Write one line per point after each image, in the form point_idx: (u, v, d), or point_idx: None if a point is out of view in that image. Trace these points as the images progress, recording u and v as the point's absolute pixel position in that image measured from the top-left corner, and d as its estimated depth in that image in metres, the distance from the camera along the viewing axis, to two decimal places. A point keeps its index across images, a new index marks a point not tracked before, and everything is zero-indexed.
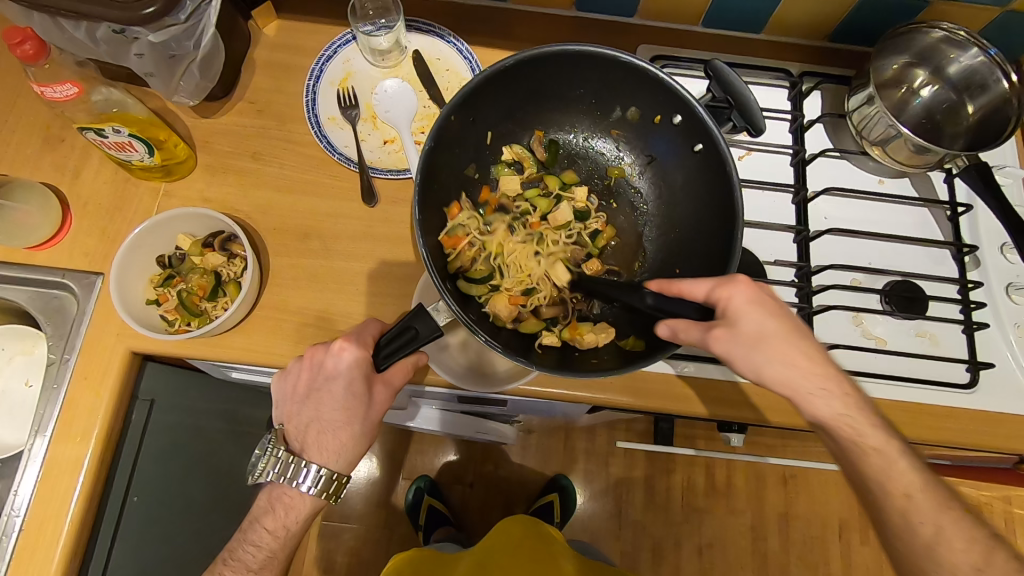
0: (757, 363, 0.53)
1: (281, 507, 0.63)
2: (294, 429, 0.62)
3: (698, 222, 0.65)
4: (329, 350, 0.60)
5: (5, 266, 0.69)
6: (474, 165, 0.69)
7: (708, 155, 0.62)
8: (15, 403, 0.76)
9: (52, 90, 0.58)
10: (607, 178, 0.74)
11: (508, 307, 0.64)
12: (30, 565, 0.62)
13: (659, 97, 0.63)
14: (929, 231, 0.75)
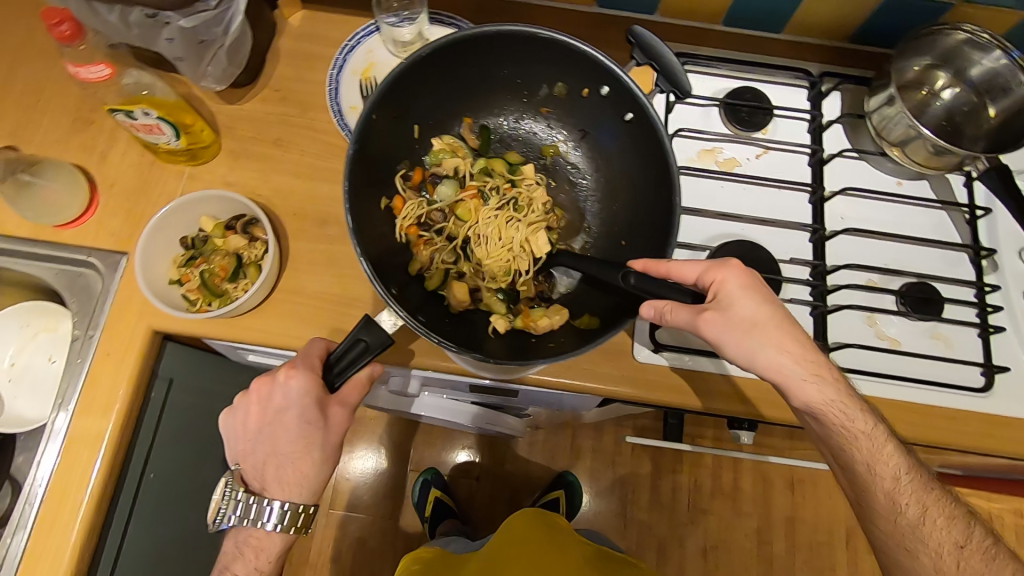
0: (752, 348, 0.55)
1: (250, 550, 0.66)
2: (254, 467, 0.64)
3: (642, 195, 0.68)
4: (274, 380, 0.61)
5: (29, 242, 0.70)
6: (407, 160, 0.71)
7: (639, 123, 0.66)
8: (38, 377, 0.78)
9: (87, 70, 0.60)
10: (541, 157, 0.76)
11: (459, 294, 0.67)
12: (49, 537, 0.63)
13: (586, 71, 0.66)
14: (946, 233, 0.75)
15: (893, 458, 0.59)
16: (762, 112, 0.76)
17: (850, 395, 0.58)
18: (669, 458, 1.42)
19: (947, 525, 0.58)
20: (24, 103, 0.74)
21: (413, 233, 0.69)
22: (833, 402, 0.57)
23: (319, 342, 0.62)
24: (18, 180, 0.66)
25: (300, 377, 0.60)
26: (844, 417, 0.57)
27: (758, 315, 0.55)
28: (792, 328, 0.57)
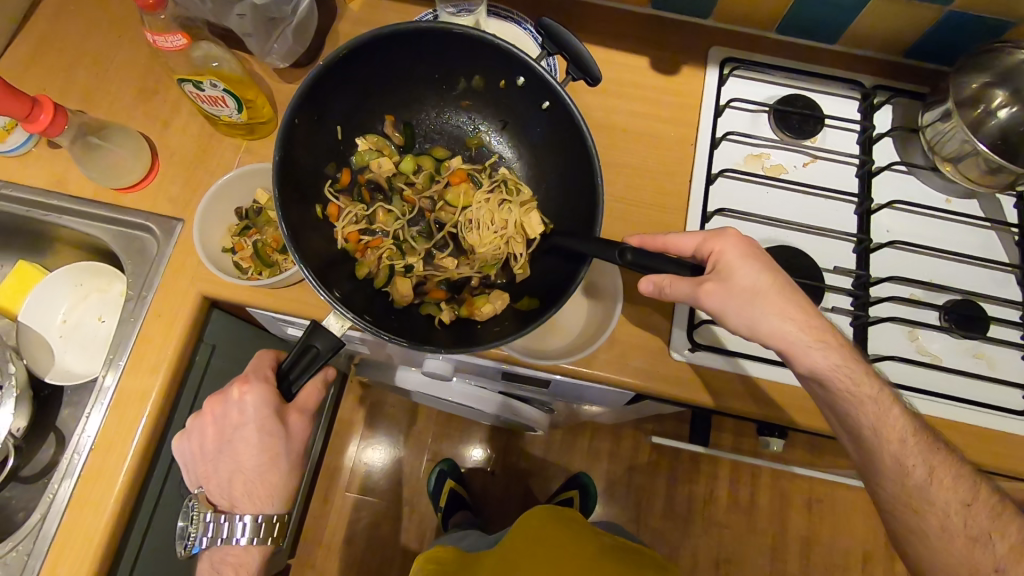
0: (753, 317, 0.56)
1: (229, 567, 0.68)
2: (218, 489, 0.66)
3: (568, 185, 0.69)
4: (226, 401, 0.63)
5: (92, 204, 0.73)
6: (334, 162, 0.69)
7: (557, 111, 0.66)
8: (88, 336, 0.81)
9: (164, 39, 0.61)
10: (467, 148, 0.76)
11: (401, 289, 0.66)
12: (96, 486, 0.65)
13: (498, 63, 0.66)
14: (994, 254, 0.74)
15: (898, 416, 0.58)
16: (813, 120, 0.76)
17: (853, 359, 0.58)
18: (686, 467, 1.41)
19: (959, 481, 0.57)
20: (92, 70, 0.76)
21: (354, 238, 0.69)
22: (836, 365, 0.57)
23: (264, 356, 0.65)
24: (88, 142, 0.69)
25: (253, 392, 0.62)
26: (848, 379, 0.57)
27: (757, 282, 0.56)
28: (795, 296, 0.57)
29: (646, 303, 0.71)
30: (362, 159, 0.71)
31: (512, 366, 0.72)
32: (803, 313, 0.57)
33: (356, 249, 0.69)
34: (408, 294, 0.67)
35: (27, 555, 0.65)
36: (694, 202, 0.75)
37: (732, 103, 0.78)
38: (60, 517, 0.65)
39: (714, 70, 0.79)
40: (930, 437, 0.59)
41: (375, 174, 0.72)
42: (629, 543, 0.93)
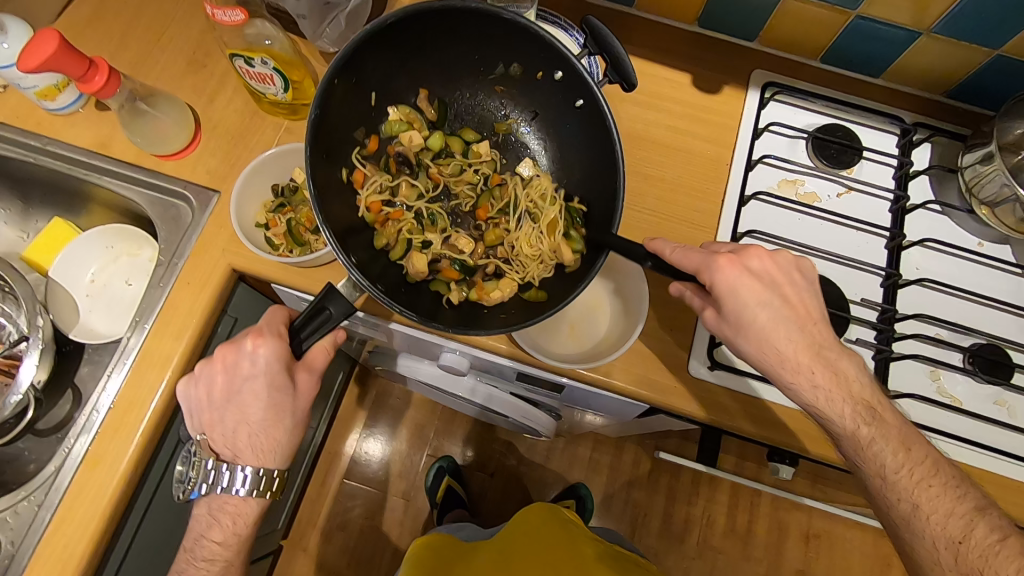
0: (740, 347, 0.58)
1: (224, 518, 0.68)
2: (220, 438, 0.65)
3: (590, 186, 0.70)
4: (239, 349, 0.61)
5: (133, 168, 0.75)
6: (363, 128, 0.68)
7: (590, 110, 0.66)
8: (114, 297, 0.82)
9: (223, 13, 0.63)
10: (493, 133, 0.76)
11: (417, 264, 0.66)
12: (111, 444, 0.66)
13: (543, 54, 0.65)
14: (1022, 301, 0.74)
15: (916, 464, 0.56)
16: (851, 151, 0.76)
17: (863, 396, 0.58)
18: (685, 488, 1.40)
19: (998, 546, 0.52)
20: (146, 38, 0.78)
21: (376, 208, 0.68)
22: (842, 403, 0.57)
23: (279, 311, 0.63)
24: (136, 107, 0.71)
25: (267, 345, 0.60)
26: (856, 420, 0.57)
27: (763, 315, 0.56)
28: (808, 326, 0.58)
29: (669, 317, 0.72)
30: (390, 128, 0.70)
31: (530, 368, 0.72)
32: (814, 345, 0.57)
33: (376, 220, 0.69)
34: (424, 269, 0.66)
35: (38, 506, 0.66)
36: (725, 222, 0.75)
37: (771, 127, 0.78)
38: (73, 473, 0.66)
39: (755, 93, 0.79)
40: (958, 490, 0.55)
41: (405, 148, 0.71)
42: (628, 553, 0.92)
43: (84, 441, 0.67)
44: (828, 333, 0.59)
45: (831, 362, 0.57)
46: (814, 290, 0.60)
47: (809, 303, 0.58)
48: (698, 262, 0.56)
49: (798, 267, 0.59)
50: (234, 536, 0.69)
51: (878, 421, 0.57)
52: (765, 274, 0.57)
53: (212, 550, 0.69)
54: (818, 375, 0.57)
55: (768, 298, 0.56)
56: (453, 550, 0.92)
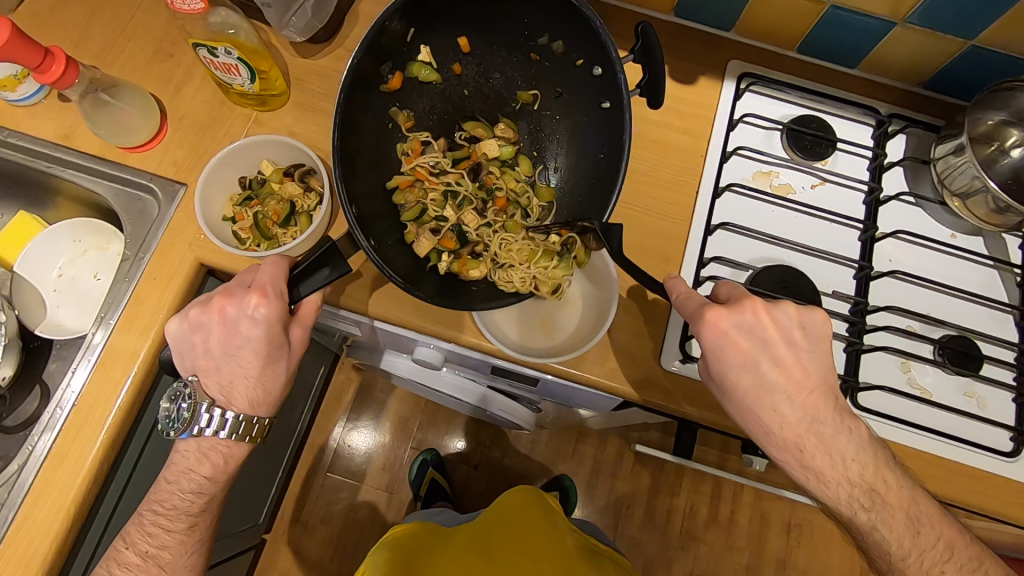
0: (735, 414, 0.59)
1: (215, 457, 0.66)
2: (215, 383, 0.63)
3: (586, 186, 0.67)
4: (239, 305, 0.58)
5: (97, 160, 0.73)
6: (389, 64, 0.63)
7: (614, 114, 0.63)
8: (82, 292, 0.82)
9: (182, 2, 0.61)
10: (512, 101, 0.71)
11: (420, 241, 0.65)
12: (77, 439, 0.66)
13: (591, 41, 0.61)
14: (994, 293, 0.74)
15: (925, 548, 0.57)
16: (825, 142, 0.76)
17: (863, 479, 0.57)
18: (669, 479, 1.41)
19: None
20: (110, 27, 0.76)
21: (409, 179, 0.68)
22: (837, 484, 0.58)
23: (279, 263, 0.58)
24: (99, 98, 0.69)
25: (270, 308, 0.57)
26: (854, 505, 0.58)
27: (747, 381, 0.57)
28: (802, 395, 0.57)
29: (644, 311, 0.71)
30: (416, 70, 0.66)
31: (502, 361, 0.72)
32: (806, 415, 0.57)
33: (402, 183, 0.67)
34: (427, 249, 0.66)
35: (3, 502, 0.65)
36: (698, 215, 0.75)
37: (746, 118, 0.77)
38: (37, 470, 0.65)
39: (730, 83, 0.79)
40: (972, 568, 0.58)
41: (480, 154, 0.71)
42: (602, 548, 0.92)
43: (49, 438, 0.66)
44: (829, 403, 0.57)
45: (824, 438, 0.57)
46: (821, 353, 0.58)
47: (808, 366, 0.57)
48: (691, 314, 0.58)
49: (801, 324, 0.57)
50: (223, 473, 0.67)
51: (878, 504, 0.57)
52: (751, 330, 0.57)
53: (200, 485, 0.67)
54: (807, 454, 0.57)
55: (755, 359, 0.56)
56: (429, 534, 0.90)
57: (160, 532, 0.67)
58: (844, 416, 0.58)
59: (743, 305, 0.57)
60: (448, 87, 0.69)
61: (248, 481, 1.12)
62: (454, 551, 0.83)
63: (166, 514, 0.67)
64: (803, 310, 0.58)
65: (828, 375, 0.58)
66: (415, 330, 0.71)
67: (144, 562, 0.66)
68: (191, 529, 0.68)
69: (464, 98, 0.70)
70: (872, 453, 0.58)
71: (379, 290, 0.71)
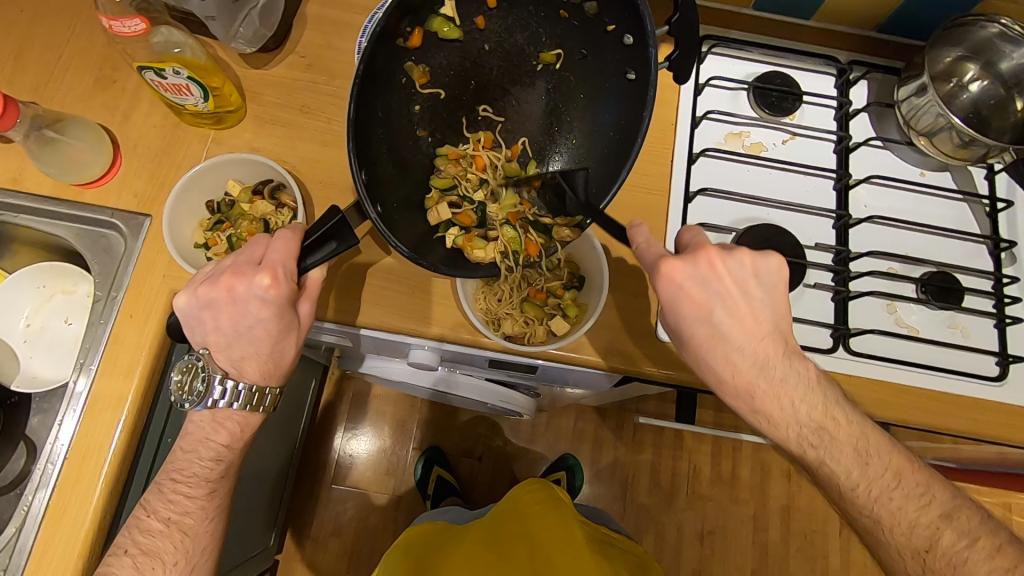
0: (697, 360, 0.58)
1: (231, 425, 0.64)
2: (225, 356, 0.60)
3: (597, 163, 0.62)
4: (249, 283, 0.55)
5: (52, 201, 0.70)
6: (410, 19, 0.57)
7: (638, 89, 0.59)
8: (55, 339, 0.79)
9: (121, 25, 0.58)
10: (533, 59, 0.64)
11: (439, 210, 0.65)
12: (73, 493, 0.63)
13: (626, 8, 0.55)
14: (966, 225, 0.76)
15: (872, 477, 0.56)
16: (791, 97, 0.76)
17: (812, 419, 0.57)
18: (670, 444, 1.43)
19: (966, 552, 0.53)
20: (43, 60, 0.72)
21: (454, 154, 0.67)
22: (787, 426, 0.58)
23: (289, 238, 0.56)
24: (44, 135, 0.65)
25: (281, 288, 0.55)
26: (806, 444, 0.58)
27: (700, 330, 0.56)
28: (753, 342, 0.56)
29: (634, 286, 0.71)
30: (437, 25, 0.59)
31: (501, 355, 0.71)
32: (758, 362, 0.57)
33: (450, 155, 0.67)
34: (443, 216, 0.65)
35: (7, 567, 0.64)
36: (676, 184, 0.75)
37: (711, 81, 0.77)
38: (37, 530, 0.63)
39: None
40: (923, 498, 0.56)
41: (520, 148, 0.68)
42: (614, 536, 0.90)
43: (46, 494, 0.64)
44: (779, 349, 0.57)
45: (775, 383, 0.57)
46: (773, 300, 0.57)
47: (760, 315, 0.56)
48: (650, 264, 0.56)
49: (755, 272, 0.56)
50: (241, 440, 0.66)
51: (826, 442, 0.57)
52: (705, 281, 0.55)
53: (218, 453, 0.64)
54: (758, 400, 0.57)
55: (708, 308, 0.55)
56: (444, 531, 0.91)
57: (182, 498, 0.64)
58: (793, 360, 0.57)
59: (698, 255, 0.56)
60: (469, 42, 0.62)
61: (251, 509, 1.09)
62: (467, 546, 0.83)
63: (186, 482, 0.64)
64: (757, 258, 0.56)
65: (782, 327, 0.57)
66: (404, 334, 0.70)
67: (167, 528, 0.63)
68: (211, 494, 0.66)
69: (484, 54, 0.64)
70: (823, 396, 0.58)
71: (365, 298, 0.69)
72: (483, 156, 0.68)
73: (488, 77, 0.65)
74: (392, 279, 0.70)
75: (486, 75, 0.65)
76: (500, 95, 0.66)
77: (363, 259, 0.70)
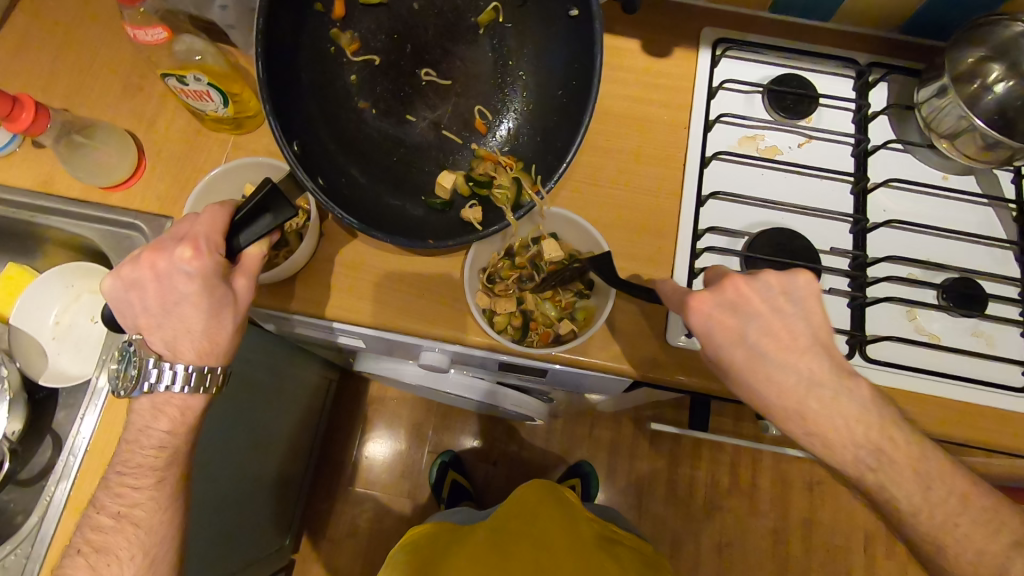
0: (749, 394, 0.55)
1: (171, 410, 0.63)
2: (158, 338, 0.59)
3: (553, 120, 0.65)
4: (170, 258, 0.56)
5: (79, 203, 0.72)
6: None
7: (584, 23, 0.60)
8: (81, 336, 0.82)
9: (144, 33, 0.61)
10: (470, 18, 0.66)
11: (443, 180, 0.64)
12: (89, 483, 0.67)
13: None
14: (991, 230, 0.73)
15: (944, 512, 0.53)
16: (807, 99, 0.75)
17: (868, 439, 0.53)
18: (687, 452, 1.41)
19: None
20: (75, 68, 0.75)
21: (489, 155, 0.66)
22: (844, 449, 0.54)
23: (215, 213, 0.57)
24: (73, 140, 0.68)
25: (202, 261, 0.55)
26: (861, 465, 0.54)
27: (739, 355, 0.54)
28: (794, 361, 0.53)
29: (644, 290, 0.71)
30: None
31: (510, 358, 0.72)
32: (809, 384, 0.53)
33: (487, 156, 0.66)
34: (449, 187, 0.64)
35: (27, 555, 0.66)
36: (688, 187, 0.74)
37: (725, 84, 0.76)
38: (58, 519, 0.66)
39: (706, 51, 0.78)
40: None
41: (487, 114, 0.67)
42: (623, 535, 0.89)
43: (66, 485, 0.67)
44: (825, 365, 0.54)
45: (826, 401, 0.53)
46: (807, 316, 0.54)
47: (796, 331, 0.54)
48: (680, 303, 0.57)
49: (783, 291, 0.54)
50: (184, 427, 0.64)
51: (885, 464, 0.53)
52: (732, 306, 0.54)
53: (160, 440, 0.63)
54: (810, 422, 0.53)
55: (739, 331, 0.54)
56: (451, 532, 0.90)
57: (128, 491, 0.62)
58: (846, 380, 0.54)
59: (722, 283, 0.55)
60: (397, 6, 0.65)
61: (264, 507, 1.10)
62: (469, 547, 0.81)
63: (131, 473, 0.63)
64: (784, 276, 0.55)
65: (823, 341, 0.54)
66: (416, 337, 0.71)
67: (118, 522, 0.62)
68: (160, 485, 0.63)
69: (415, 15, 0.66)
70: (877, 413, 0.54)
71: (374, 300, 0.70)
72: (441, 131, 0.67)
73: (424, 39, 0.66)
74: (401, 281, 0.71)
75: (421, 36, 0.66)
76: (441, 57, 0.66)
77: (375, 261, 0.71)
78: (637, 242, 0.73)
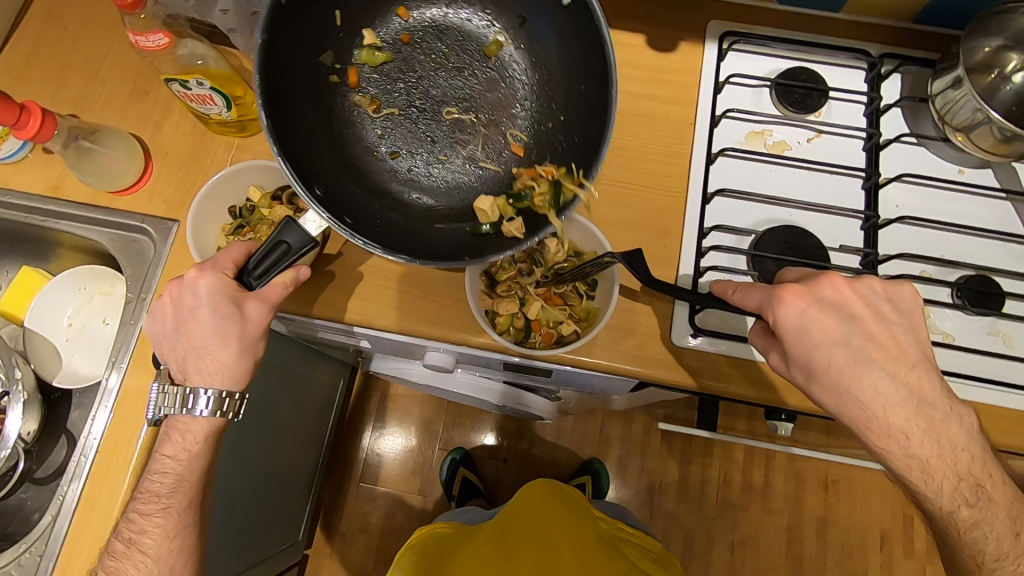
0: (842, 406, 0.53)
1: (175, 434, 0.63)
2: (174, 361, 0.62)
3: (586, 117, 0.58)
4: (184, 281, 0.60)
5: (89, 207, 0.74)
6: (330, 53, 0.60)
7: (578, 10, 0.56)
8: (94, 338, 0.83)
9: (146, 39, 0.62)
10: (479, 51, 0.63)
11: (483, 202, 0.59)
12: (103, 483, 0.67)
13: None
14: (1009, 226, 0.71)
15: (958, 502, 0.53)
16: (817, 93, 0.73)
17: (970, 471, 0.54)
18: (699, 450, 1.40)
19: None
20: (83, 73, 0.76)
21: (530, 171, 0.61)
22: (942, 478, 0.53)
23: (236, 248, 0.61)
24: (80, 146, 0.69)
25: (207, 276, 0.58)
26: (959, 498, 0.54)
27: (840, 357, 0.52)
28: (902, 372, 0.53)
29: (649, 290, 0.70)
30: (367, 55, 0.62)
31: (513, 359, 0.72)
32: (916, 401, 0.52)
33: (528, 173, 0.61)
34: (490, 210, 0.59)
35: (42, 555, 0.68)
36: (693, 184, 0.73)
37: (732, 78, 0.75)
38: (70, 519, 0.67)
39: (713, 45, 0.76)
40: None
41: (520, 138, 0.62)
42: (630, 530, 0.89)
43: (80, 484, 0.68)
44: (933, 382, 0.53)
45: (933, 423, 0.53)
46: (912, 327, 0.54)
47: (903, 341, 0.53)
48: (762, 300, 0.54)
49: (887, 298, 0.54)
50: (187, 451, 0.64)
51: (983, 500, 0.54)
52: (837, 307, 0.53)
53: (164, 465, 0.63)
54: (913, 441, 0.53)
55: (843, 334, 0.52)
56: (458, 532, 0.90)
57: (139, 517, 0.63)
58: (954, 403, 0.54)
59: (823, 282, 0.54)
60: (403, 60, 0.63)
61: (277, 505, 1.12)
62: (475, 547, 0.82)
63: (142, 499, 0.64)
64: (887, 284, 0.55)
65: (928, 356, 0.54)
66: (421, 337, 0.71)
67: (128, 548, 0.63)
68: (168, 511, 0.63)
69: (424, 63, 0.63)
70: (979, 447, 0.54)
71: (378, 301, 0.70)
72: (478, 166, 0.63)
73: (440, 82, 0.63)
74: (404, 283, 0.71)
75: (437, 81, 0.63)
76: (460, 93, 0.62)
77: (378, 262, 0.71)
78: (642, 241, 0.72)
